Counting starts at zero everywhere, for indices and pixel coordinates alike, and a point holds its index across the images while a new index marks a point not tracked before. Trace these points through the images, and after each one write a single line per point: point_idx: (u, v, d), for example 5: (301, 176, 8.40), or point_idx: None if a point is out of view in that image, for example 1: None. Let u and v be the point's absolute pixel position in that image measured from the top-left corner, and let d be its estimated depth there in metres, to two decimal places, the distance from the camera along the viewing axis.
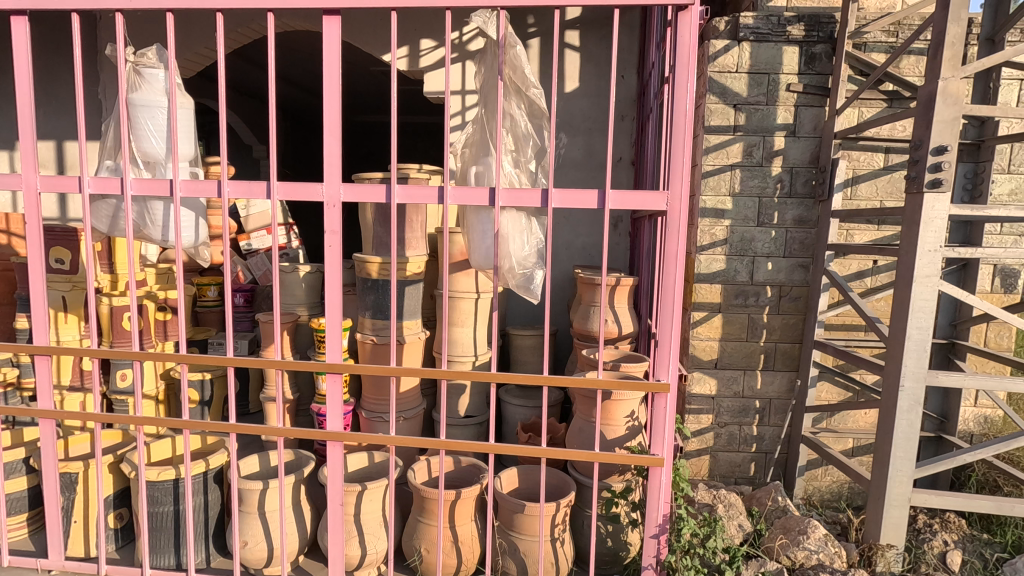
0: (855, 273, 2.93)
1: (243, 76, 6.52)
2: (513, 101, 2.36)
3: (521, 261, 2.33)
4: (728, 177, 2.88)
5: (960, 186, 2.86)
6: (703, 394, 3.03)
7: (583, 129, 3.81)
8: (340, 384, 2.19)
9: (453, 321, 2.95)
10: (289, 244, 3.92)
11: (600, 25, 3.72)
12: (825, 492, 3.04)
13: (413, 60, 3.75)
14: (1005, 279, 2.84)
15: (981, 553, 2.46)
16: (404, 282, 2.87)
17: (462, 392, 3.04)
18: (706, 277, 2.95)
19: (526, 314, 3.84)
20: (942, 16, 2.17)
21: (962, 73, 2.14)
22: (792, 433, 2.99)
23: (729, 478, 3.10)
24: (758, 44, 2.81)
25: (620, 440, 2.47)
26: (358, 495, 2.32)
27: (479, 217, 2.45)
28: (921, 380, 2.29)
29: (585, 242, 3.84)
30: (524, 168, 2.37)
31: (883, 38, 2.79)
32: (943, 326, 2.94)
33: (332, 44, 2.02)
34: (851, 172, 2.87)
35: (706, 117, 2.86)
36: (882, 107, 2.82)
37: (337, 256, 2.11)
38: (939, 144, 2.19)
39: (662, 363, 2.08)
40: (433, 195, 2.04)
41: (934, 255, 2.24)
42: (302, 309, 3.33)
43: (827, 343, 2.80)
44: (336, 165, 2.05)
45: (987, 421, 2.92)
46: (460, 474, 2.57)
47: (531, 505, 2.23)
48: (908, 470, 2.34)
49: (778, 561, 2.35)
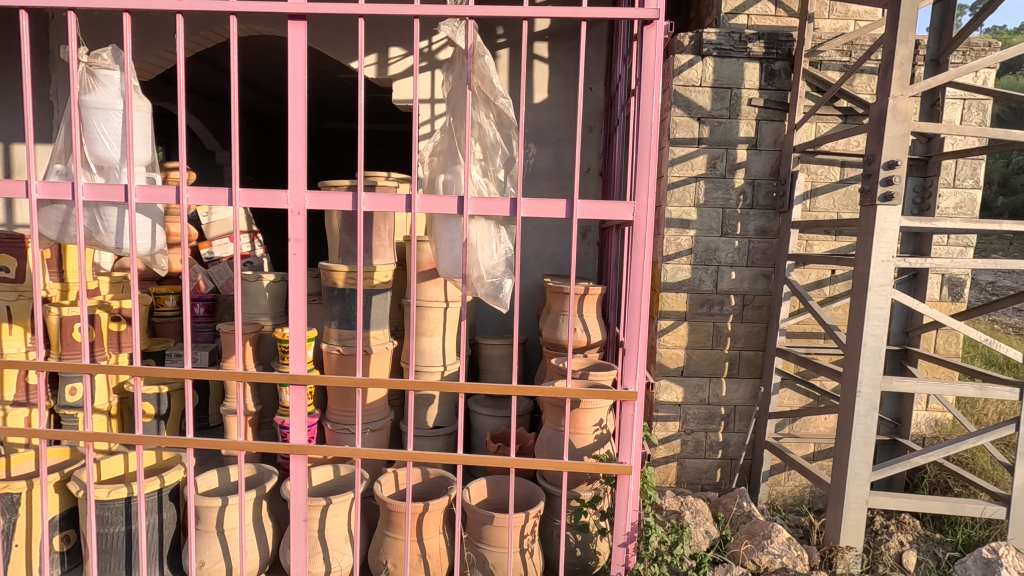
0: (815, 282, 3.03)
1: (205, 80, 6.37)
2: (481, 110, 2.37)
3: (489, 270, 2.32)
4: (693, 188, 2.94)
5: (910, 200, 2.99)
6: (670, 401, 3.07)
7: (551, 141, 3.85)
8: (304, 395, 2.14)
9: (421, 331, 2.92)
10: (252, 253, 3.83)
11: (568, 38, 3.77)
12: (787, 496, 3.11)
13: (382, 68, 3.72)
14: (953, 288, 2.97)
15: (935, 552, 2.53)
16: (371, 291, 2.83)
17: (430, 402, 3.00)
18: (671, 286, 3.00)
19: (495, 323, 3.83)
20: (891, 36, 2.27)
21: (910, 92, 2.25)
22: (755, 439, 3.05)
23: (696, 485, 3.14)
24: (721, 60, 2.89)
25: (588, 449, 2.48)
26: (323, 510, 2.26)
27: (446, 225, 2.45)
28: (877, 386, 2.37)
29: (554, 252, 3.86)
30: (493, 177, 2.37)
31: (837, 57, 2.91)
32: (896, 334, 3.05)
33: (297, 49, 1.98)
34: (809, 185, 2.97)
35: (671, 129, 2.92)
36: (837, 123, 2.93)
37: (301, 265, 2.06)
38: (890, 159, 2.29)
39: (630, 371, 2.09)
40: (400, 204, 2.01)
41: (887, 265, 2.33)
42: (266, 319, 3.23)
43: (789, 351, 2.88)
44: (300, 172, 2.01)
45: (938, 425, 3.03)
46: (428, 487, 2.53)
47: (499, 516, 2.20)
48: (865, 473, 2.41)
49: (742, 566, 2.38)
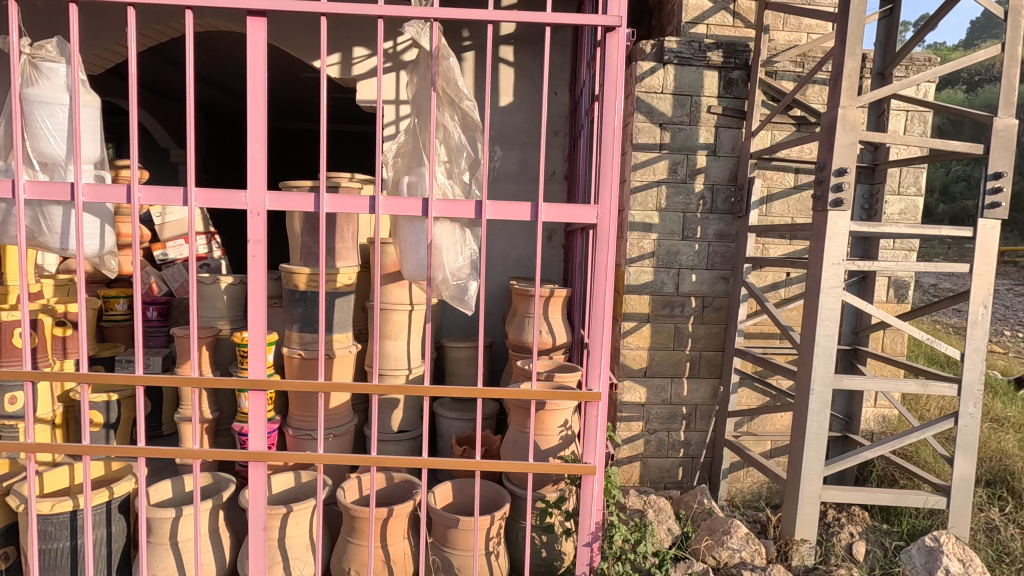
0: (771, 284, 3.13)
1: (159, 76, 6.14)
2: (446, 112, 2.36)
3: (455, 272, 2.31)
4: (655, 193, 3.01)
5: (859, 206, 3.14)
6: (634, 402, 3.12)
7: (517, 143, 3.86)
8: (264, 401, 2.09)
9: (386, 334, 2.88)
10: (209, 254, 3.71)
11: (533, 42, 3.80)
12: (746, 493, 3.20)
13: (346, 68, 3.67)
14: (898, 290, 3.12)
15: (881, 542, 2.65)
16: (334, 294, 2.78)
17: (395, 406, 2.97)
18: (635, 288, 3.05)
19: (461, 326, 3.81)
20: (840, 49, 2.38)
21: (857, 103, 2.36)
22: (715, 438, 3.13)
23: (659, 484, 3.20)
24: (681, 67, 2.96)
25: (553, 450, 2.50)
26: (283, 518, 2.20)
27: (411, 227, 2.44)
28: (829, 384, 2.47)
29: (519, 254, 3.88)
30: (458, 179, 2.37)
31: (791, 68, 3.03)
32: (847, 334, 3.19)
33: (257, 46, 1.94)
34: (765, 190, 3.07)
35: (634, 134, 2.98)
36: (792, 131, 3.04)
37: (260, 266, 2.01)
38: (840, 167, 2.39)
39: (594, 372, 2.12)
40: (364, 205, 1.99)
41: (837, 267, 2.43)
42: (223, 322, 3.13)
43: (746, 351, 2.97)
44: (260, 172, 1.97)
45: (885, 421, 3.17)
46: (393, 491, 2.50)
47: (464, 519, 2.19)
48: (818, 468, 2.50)
49: (703, 562, 2.44)
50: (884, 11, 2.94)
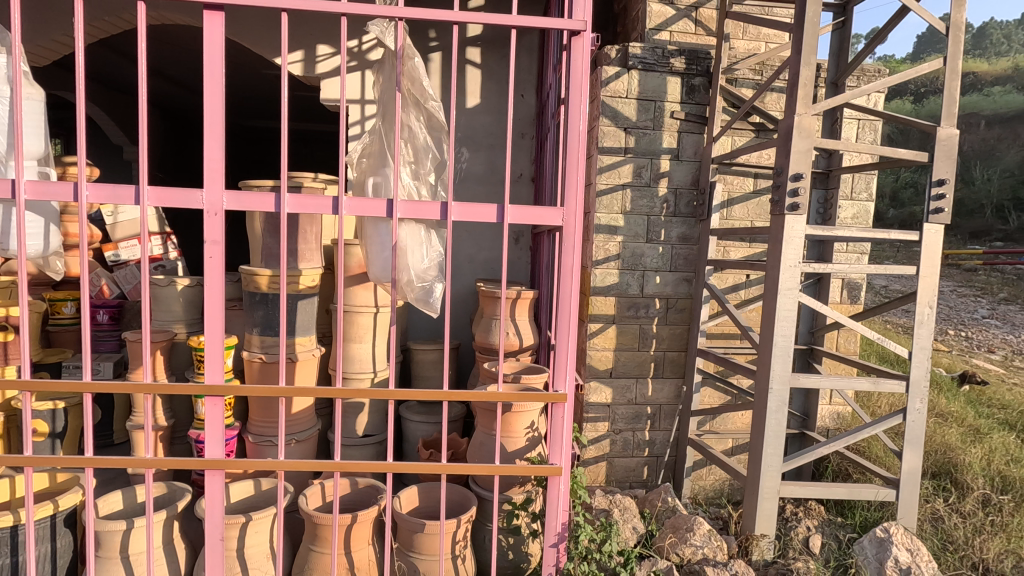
0: (731, 286, 3.21)
1: (110, 69, 5.89)
2: (411, 113, 2.34)
3: (420, 274, 2.29)
4: (620, 196, 3.05)
5: (815, 211, 3.25)
6: (600, 403, 3.15)
7: (484, 145, 3.86)
8: (221, 407, 2.02)
9: (350, 337, 2.83)
10: (165, 256, 3.58)
11: (499, 45, 3.80)
12: (708, 490, 3.27)
13: (309, 65, 3.60)
14: (850, 291, 3.24)
15: (836, 535, 2.74)
16: (296, 296, 2.71)
17: (359, 410, 2.92)
18: (601, 290, 3.08)
19: (428, 328, 3.79)
20: (796, 59, 2.46)
21: (812, 111, 2.44)
22: (679, 436, 3.19)
23: (625, 483, 3.24)
24: (645, 73, 3.01)
25: (520, 451, 2.50)
26: (242, 528, 2.14)
27: (376, 228, 2.40)
28: (786, 383, 2.54)
29: (486, 256, 3.87)
30: (424, 180, 2.35)
31: (750, 76, 3.12)
32: (803, 334, 3.30)
33: (213, 42, 1.88)
34: (726, 195, 3.15)
35: (599, 138, 3.01)
36: (751, 137, 3.13)
37: (217, 268, 1.95)
38: (796, 172, 2.47)
39: (560, 374, 2.13)
40: (327, 206, 1.96)
41: (794, 269, 2.51)
42: (179, 326, 3.02)
43: (708, 351, 3.03)
44: (217, 171, 1.91)
45: (840, 417, 3.29)
46: (357, 497, 2.45)
47: (430, 523, 2.17)
48: (777, 464, 2.57)
49: (668, 559, 2.48)
50: (837, 23, 3.06)
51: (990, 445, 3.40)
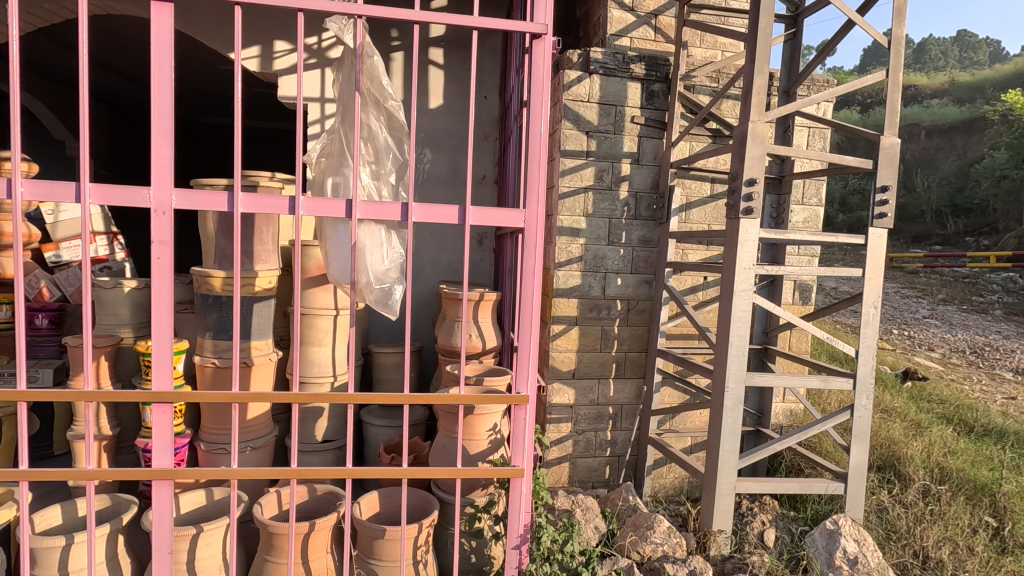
0: (690, 287, 3.29)
1: (51, 59, 5.58)
2: (371, 112, 2.31)
3: (380, 276, 2.26)
4: (582, 199, 3.08)
5: (768, 215, 3.36)
6: (563, 403, 3.17)
7: (447, 147, 3.84)
8: (170, 414, 1.94)
9: (309, 340, 2.76)
10: (111, 257, 3.41)
11: (462, 46, 3.79)
12: (668, 488, 3.34)
13: (266, 61, 3.50)
14: (801, 292, 3.37)
15: (789, 528, 2.83)
16: (252, 299, 2.63)
17: (319, 415, 2.85)
18: (563, 292, 3.10)
19: (390, 331, 3.74)
20: (750, 67, 2.54)
21: (765, 118, 2.53)
22: (640, 436, 3.24)
23: (587, 483, 3.27)
24: (606, 78, 3.05)
25: (482, 454, 2.49)
26: (193, 540, 2.05)
27: (335, 229, 2.36)
28: (741, 381, 2.62)
29: (449, 258, 3.85)
30: (384, 181, 2.33)
31: (707, 83, 3.20)
32: (758, 334, 3.40)
33: (162, 34, 1.80)
34: (685, 199, 3.22)
35: (561, 142, 3.04)
36: (708, 142, 3.21)
37: (165, 269, 1.87)
38: (750, 177, 2.55)
39: (522, 376, 2.14)
40: (283, 206, 1.91)
41: (748, 272, 2.59)
42: (126, 330, 2.88)
43: (668, 351, 3.09)
44: (166, 168, 1.84)
45: (792, 414, 3.41)
46: (315, 504, 2.39)
47: (391, 529, 2.14)
48: (733, 461, 2.64)
49: (629, 557, 2.52)
50: (789, 35, 3.17)
51: (929, 438, 3.59)
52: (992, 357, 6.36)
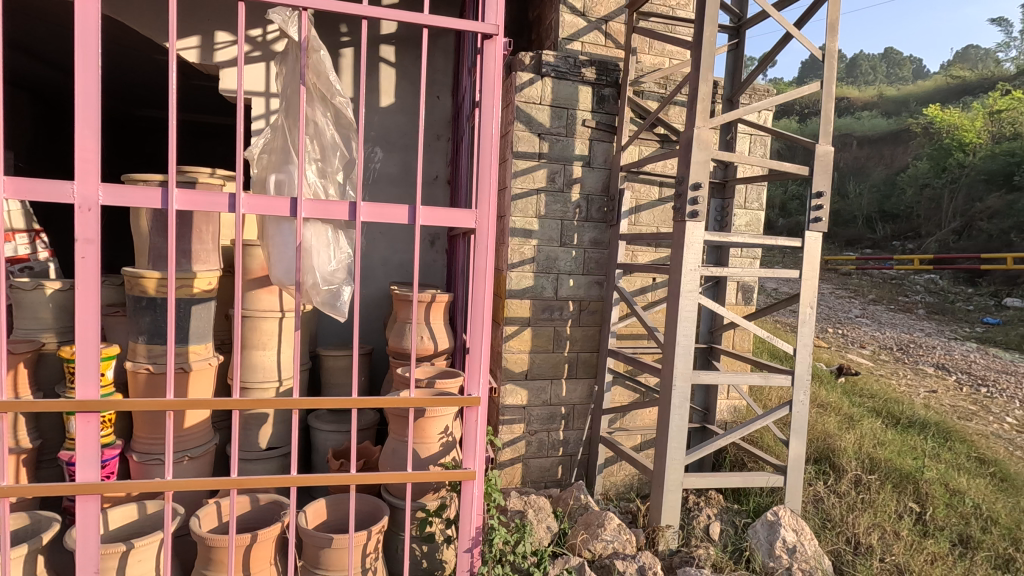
0: (639, 288, 3.36)
1: None
2: (317, 108, 2.24)
3: (326, 277, 2.19)
4: (534, 200, 3.09)
5: (713, 218, 3.48)
6: (515, 404, 3.17)
7: (399, 146, 3.78)
8: (97, 424, 1.82)
9: (252, 344, 2.65)
10: (32, 256, 3.22)
11: (414, 44, 3.74)
12: (619, 486, 3.40)
13: (206, 53, 3.35)
14: (744, 293, 3.51)
15: (733, 521, 2.94)
16: (190, 301, 2.49)
17: (263, 421, 2.74)
18: (516, 293, 3.11)
19: (339, 333, 3.65)
20: (695, 75, 2.62)
21: (709, 124, 2.61)
22: (591, 435, 3.29)
23: (540, 483, 3.28)
24: (558, 81, 3.08)
25: (434, 457, 2.46)
26: (122, 557, 1.93)
27: (278, 228, 2.28)
28: (688, 379, 2.69)
29: (400, 259, 3.79)
30: (331, 179, 2.27)
31: (655, 89, 3.28)
32: (704, 333, 3.51)
33: (86, 20, 1.69)
34: (635, 202, 3.28)
35: (514, 143, 3.04)
36: (656, 147, 3.29)
37: (92, 270, 1.75)
38: (695, 181, 2.63)
39: (473, 378, 2.12)
40: (222, 203, 1.82)
41: (693, 273, 2.67)
42: (48, 335, 2.68)
43: (618, 351, 3.15)
44: (92, 162, 1.72)
45: (736, 411, 3.54)
46: (258, 515, 2.30)
47: (338, 538, 2.08)
48: (680, 457, 2.71)
49: (580, 556, 2.54)
50: (732, 45, 3.29)
51: (860, 430, 3.80)
52: (916, 353, 6.81)
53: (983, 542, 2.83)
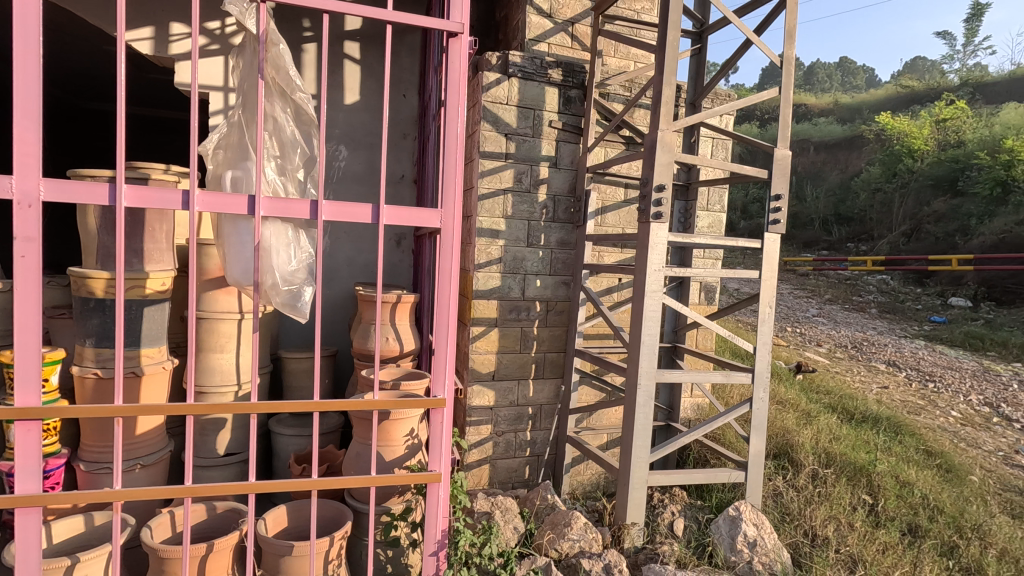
0: (605, 289, 3.39)
1: None
2: (277, 103, 2.19)
3: (286, 277, 2.14)
4: (501, 201, 3.08)
5: (677, 220, 3.54)
6: (482, 405, 3.15)
7: (364, 144, 3.72)
8: (39, 432, 1.72)
9: (209, 347, 2.56)
10: None
11: (379, 41, 3.69)
12: (586, 484, 3.42)
13: (160, 44, 3.23)
14: (706, 293, 3.58)
15: (696, 516, 2.99)
16: (142, 302, 2.39)
17: (220, 426, 2.65)
18: (483, 294, 3.09)
19: (302, 335, 3.57)
20: (659, 78, 2.66)
21: (673, 127, 2.65)
22: (558, 435, 3.30)
23: (507, 484, 3.27)
24: (525, 81, 3.08)
25: (399, 460, 2.42)
26: (66, 572, 1.83)
27: (235, 226, 2.22)
28: (652, 378, 2.72)
29: (366, 259, 3.73)
30: (291, 177, 2.22)
31: (620, 92, 3.32)
32: (668, 333, 3.57)
33: (27, 6, 1.60)
34: (601, 203, 3.31)
35: (480, 143, 3.02)
36: (622, 149, 3.33)
37: (33, 269, 1.66)
38: (659, 183, 2.67)
39: (438, 379, 2.10)
40: (175, 200, 1.75)
41: (658, 273, 2.71)
42: None
43: (585, 351, 3.17)
44: (34, 155, 1.63)
45: (699, 408, 3.62)
46: (215, 523, 2.22)
47: (299, 545, 2.02)
48: (645, 455, 2.74)
49: (547, 556, 2.55)
50: (694, 49, 3.36)
51: (817, 426, 3.93)
52: (869, 351, 7.09)
53: (929, 530, 2.95)
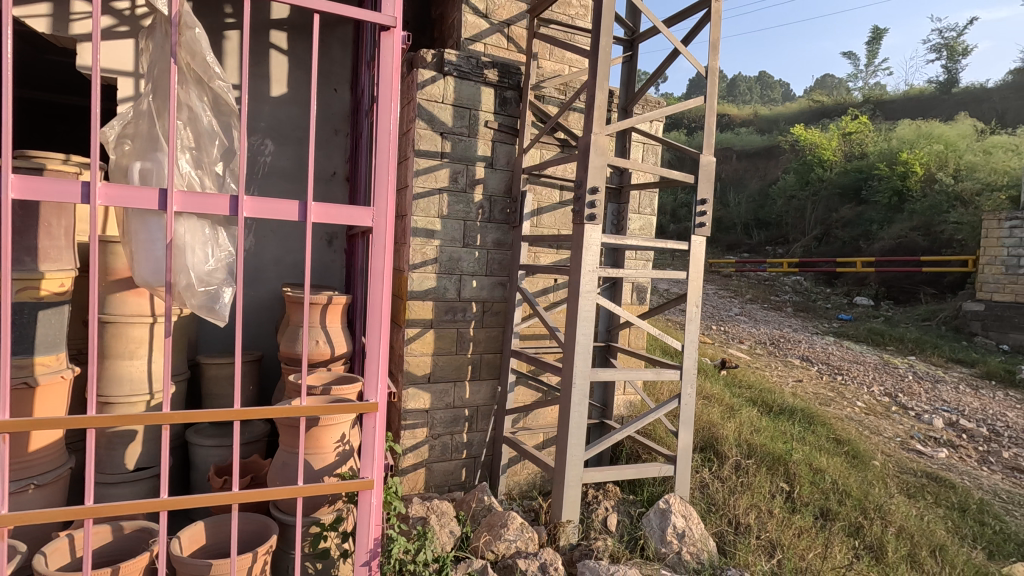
0: (541, 289, 3.42)
1: None
2: (192, 91, 2.05)
3: (202, 276, 2.00)
4: (437, 200, 3.04)
5: (610, 222, 3.62)
6: (418, 409, 3.09)
7: (292, 139, 3.56)
8: None
9: (116, 353, 2.36)
10: None
11: (309, 33, 3.54)
12: (522, 484, 3.43)
13: (59, 23, 2.94)
14: (637, 293, 3.69)
15: (629, 511, 3.07)
16: (36, 305, 2.16)
17: (130, 440, 2.45)
18: (418, 294, 3.03)
19: (223, 339, 3.36)
20: (592, 83, 2.70)
21: (605, 131, 2.71)
22: (495, 436, 3.29)
23: (443, 487, 3.23)
24: (460, 81, 3.05)
25: (328, 468, 2.32)
26: None
27: (144, 223, 2.05)
28: (586, 377, 2.77)
29: (295, 259, 3.56)
30: (208, 169, 2.08)
31: (555, 94, 3.36)
32: (602, 332, 3.65)
33: None
34: (536, 204, 3.34)
35: (415, 141, 2.96)
36: (556, 151, 3.37)
37: None
38: (593, 186, 2.72)
39: (371, 383, 2.02)
40: (73, 193, 1.59)
41: (591, 274, 2.76)
42: None
43: (521, 352, 3.19)
44: None
45: (631, 405, 3.72)
46: (122, 545, 2.05)
47: (218, 564, 1.90)
48: (580, 453, 2.79)
49: (483, 558, 2.53)
50: (626, 56, 3.45)
51: (740, 418, 4.14)
52: (785, 347, 7.57)
53: (839, 513, 3.19)
